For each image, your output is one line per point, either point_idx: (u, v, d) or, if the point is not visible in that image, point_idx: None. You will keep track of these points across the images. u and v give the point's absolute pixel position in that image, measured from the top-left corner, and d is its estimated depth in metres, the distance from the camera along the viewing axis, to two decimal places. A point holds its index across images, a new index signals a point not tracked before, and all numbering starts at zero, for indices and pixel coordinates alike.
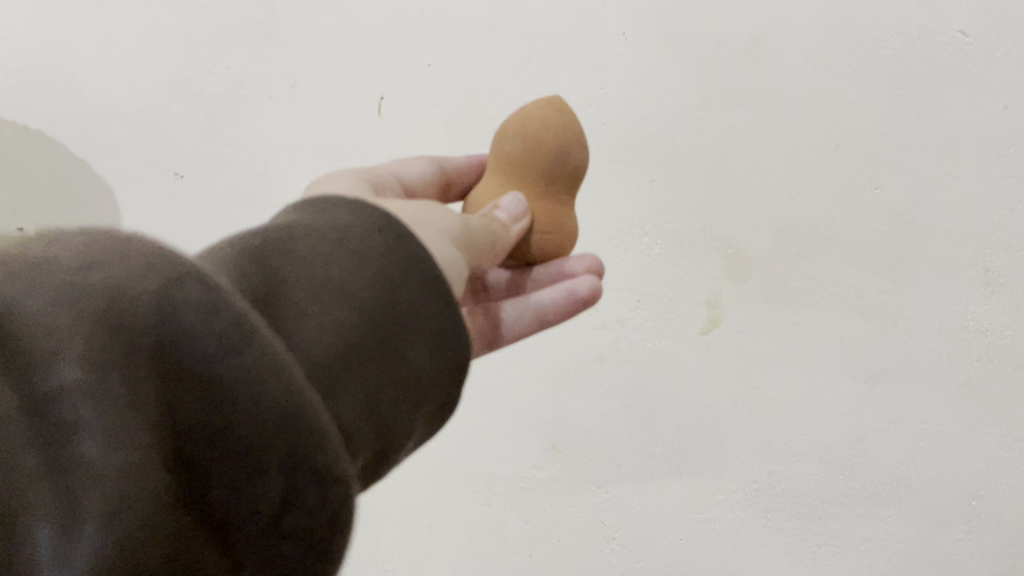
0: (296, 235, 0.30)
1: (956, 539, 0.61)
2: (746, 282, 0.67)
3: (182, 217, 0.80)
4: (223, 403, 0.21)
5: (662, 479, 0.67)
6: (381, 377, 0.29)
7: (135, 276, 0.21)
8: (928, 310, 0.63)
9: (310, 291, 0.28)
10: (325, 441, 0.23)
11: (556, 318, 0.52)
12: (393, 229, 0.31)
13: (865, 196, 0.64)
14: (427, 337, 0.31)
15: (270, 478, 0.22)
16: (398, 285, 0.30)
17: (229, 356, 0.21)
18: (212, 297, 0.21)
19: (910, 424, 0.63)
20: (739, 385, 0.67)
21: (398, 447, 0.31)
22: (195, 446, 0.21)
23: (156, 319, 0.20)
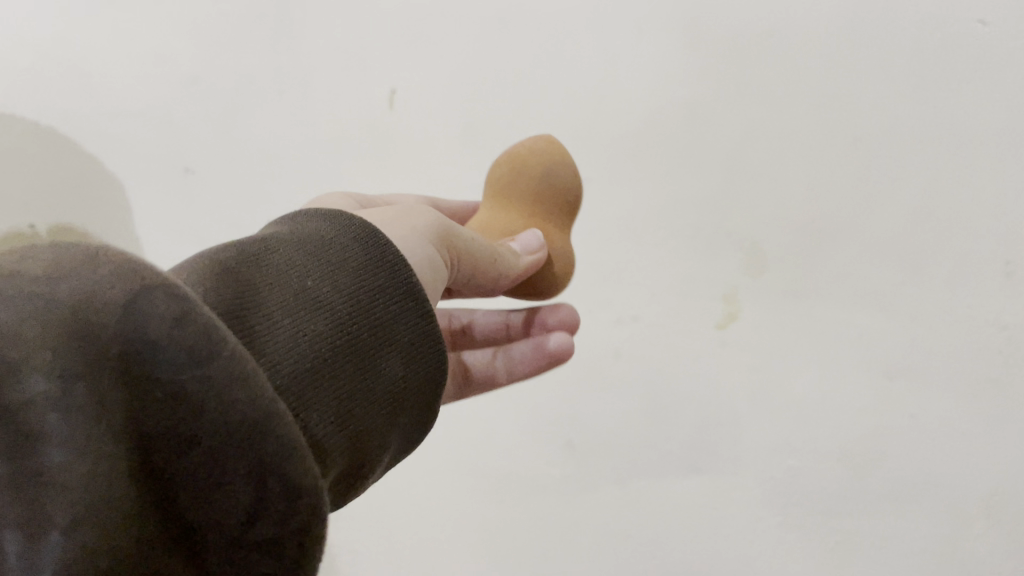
0: (276, 246, 0.32)
1: (979, 537, 0.60)
2: (762, 275, 0.67)
3: (199, 213, 0.80)
4: (189, 411, 0.22)
5: (677, 476, 0.67)
6: (358, 385, 0.30)
7: (101, 285, 0.22)
8: (948, 304, 0.61)
9: (285, 298, 0.30)
10: (298, 450, 0.23)
11: (527, 370, 0.58)
12: (370, 240, 0.34)
13: (884, 188, 0.63)
14: (401, 349, 0.33)
15: (237, 487, 0.22)
16: (373, 300, 0.32)
17: (198, 365, 0.22)
18: (180, 306, 0.22)
19: (930, 419, 0.61)
20: (757, 380, 0.66)
21: (376, 460, 0.31)
22: (162, 454, 0.22)
23: (123, 327, 0.22)
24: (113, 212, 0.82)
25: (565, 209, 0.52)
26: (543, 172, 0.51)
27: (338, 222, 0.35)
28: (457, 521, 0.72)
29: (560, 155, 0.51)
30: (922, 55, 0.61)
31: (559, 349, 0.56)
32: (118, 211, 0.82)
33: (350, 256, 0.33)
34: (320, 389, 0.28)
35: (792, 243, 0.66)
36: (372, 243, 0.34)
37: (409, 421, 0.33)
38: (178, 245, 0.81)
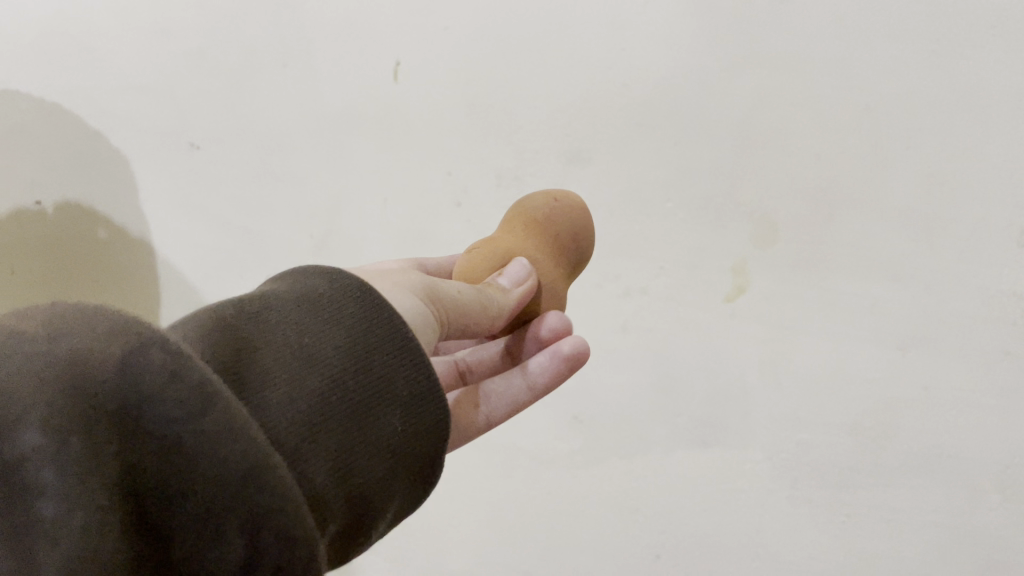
0: (273, 303, 0.34)
1: (990, 509, 0.60)
2: (774, 247, 0.64)
3: (206, 188, 0.81)
4: (182, 464, 0.24)
5: (686, 448, 0.68)
6: (353, 437, 0.31)
7: (98, 344, 0.24)
8: (968, 272, 0.59)
9: (277, 354, 0.31)
10: (288, 504, 0.25)
11: (547, 383, 0.51)
12: (365, 297, 0.35)
13: (897, 156, 0.60)
14: (401, 403, 0.33)
15: (232, 541, 0.24)
16: (370, 354, 0.33)
17: (189, 418, 0.24)
18: (174, 364, 0.24)
19: (942, 391, 0.61)
20: (766, 354, 0.66)
21: (376, 513, 0.32)
22: (159, 506, 0.24)
23: (120, 383, 0.24)
24: (118, 184, 0.84)
25: (534, 228, 0.51)
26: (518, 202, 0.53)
27: (337, 279, 0.36)
28: (467, 496, 0.76)
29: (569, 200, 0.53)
30: (937, 20, 0.57)
31: (573, 349, 0.50)
32: (122, 185, 0.84)
33: (349, 313, 0.34)
34: (315, 440, 0.30)
35: (805, 213, 0.63)
36: (371, 299, 0.35)
37: (412, 478, 0.34)
38: (188, 223, 0.82)
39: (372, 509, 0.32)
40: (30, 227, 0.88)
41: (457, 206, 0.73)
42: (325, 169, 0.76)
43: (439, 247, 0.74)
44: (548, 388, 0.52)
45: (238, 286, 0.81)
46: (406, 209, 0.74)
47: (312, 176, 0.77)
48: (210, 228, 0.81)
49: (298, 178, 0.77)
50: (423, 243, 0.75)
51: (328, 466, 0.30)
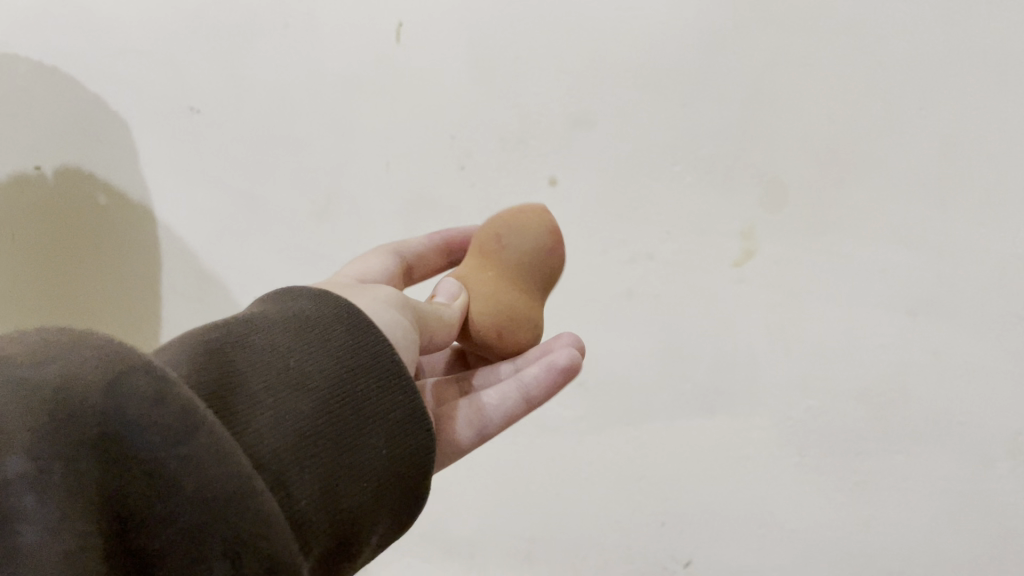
0: (261, 327, 0.36)
1: (999, 477, 0.60)
2: (783, 211, 0.63)
3: (206, 154, 0.80)
4: (166, 488, 0.26)
5: (694, 414, 0.68)
6: (341, 460, 0.33)
7: (85, 370, 0.28)
8: (981, 235, 0.58)
9: (266, 377, 0.34)
10: (268, 528, 0.27)
11: (542, 396, 0.51)
12: (354, 321, 0.38)
13: (909, 117, 0.58)
14: (386, 425, 0.36)
15: (214, 562, 0.26)
16: (356, 377, 0.36)
17: (172, 443, 0.27)
18: (156, 391, 0.27)
19: (954, 357, 0.60)
20: (775, 320, 0.65)
21: (363, 533, 0.34)
22: (144, 529, 0.26)
23: (103, 410, 0.27)
24: (119, 152, 0.83)
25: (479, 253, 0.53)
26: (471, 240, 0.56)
27: (327, 302, 0.39)
28: (473, 463, 0.77)
29: (504, 211, 0.54)
30: None
31: (568, 360, 0.49)
32: (124, 151, 0.82)
33: (336, 338, 0.37)
34: (306, 458, 0.32)
35: (816, 175, 0.61)
36: (357, 322, 0.38)
37: (399, 496, 0.36)
38: (190, 188, 0.81)
39: (358, 527, 0.33)
40: (25, 194, 0.86)
41: (460, 170, 0.71)
42: (327, 135, 0.75)
43: (442, 213, 0.73)
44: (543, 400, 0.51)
45: (240, 253, 0.81)
46: (407, 175, 0.73)
47: (312, 141, 0.76)
48: (210, 194, 0.80)
49: (299, 142, 0.76)
50: (424, 208, 0.73)
51: (318, 484, 0.32)
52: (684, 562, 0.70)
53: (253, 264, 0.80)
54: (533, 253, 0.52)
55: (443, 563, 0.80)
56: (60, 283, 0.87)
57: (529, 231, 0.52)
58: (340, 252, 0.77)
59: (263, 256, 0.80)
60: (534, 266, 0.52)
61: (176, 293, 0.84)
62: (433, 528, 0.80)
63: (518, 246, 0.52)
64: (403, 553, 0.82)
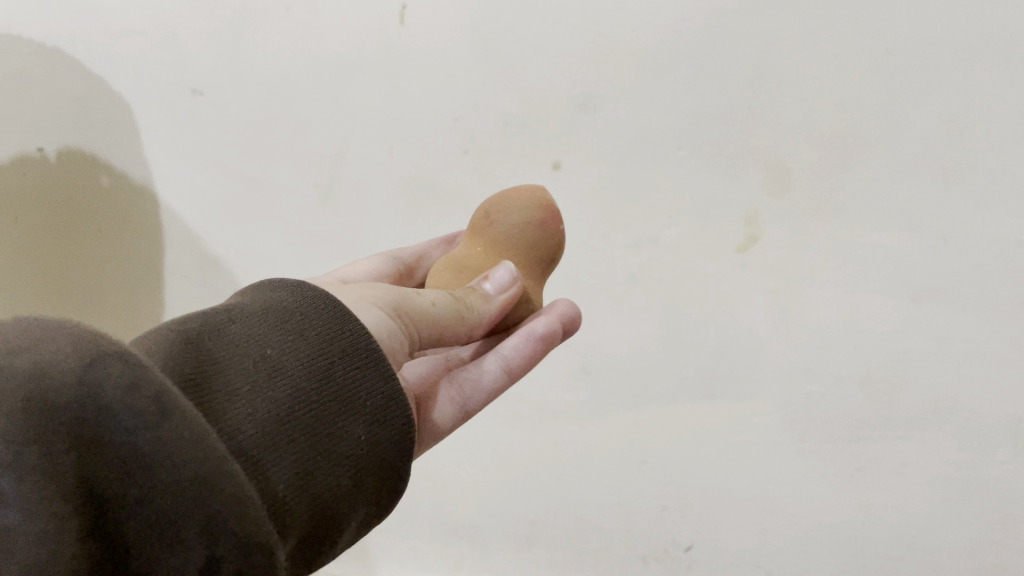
0: (238, 317, 0.36)
1: (1002, 463, 0.61)
2: (787, 195, 0.62)
3: (209, 135, 0.79)
4: (140, 471, 0.26)
5: (695, 399, 0.68)
6: (318, 447, 0.33)
7: (59, 356, 0.27)
8: (983, 222, 0.58)
9: (243, 366, 0.33)
10: (249, 510, 0.27)
11: (521, 364, 0.51)
12: (332, 308, 0.38)
13: (916, 104, 0.57)
14: (363, 414, 0.36)
15: (191, 546, 0.26)
16: (336, 365, 0.36)
17: (148, 427, 0.26)
18: (130, 376, 0.27)
19: (955, 343, 0.60)
20: (778, 305, 0.64)
21: (341, 519, 0.34)
22: (118, 513, 0.26)
23: (77, 394, 0.26)
24: (123, 134, 0.82)
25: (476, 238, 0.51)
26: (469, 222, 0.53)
27: (303, 291, 0.39)
28: (473, 445, 0.77)
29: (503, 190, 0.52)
30: None
31: (546, 329, 0.50)
32: (129, 134, 0.82)
33: (314, 326, 0.37)
34: (281, 447, 0.32)
35: (821, 160, 0.61)
36: (334, 309, 0.38)
37: (376, 483, 0.36)
38: (192, 169, 0.81)
39: (335, 515, 0.34)
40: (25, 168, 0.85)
41: (462, 152, 0.70)
42: (329, 116, 0.74)
43: (445, 195, 0.73)
44: (523, 370, 0.51)
45: (243, 234, 0.81)
46: (410, 158, 0.73)
47: (313, 124, 0.75)
48: (213, 176, 0.80)
49: (301, 125, 0.75)
50: (427, 190, 0.73)
51: (293, 473, 0.32)
52: (685, 546, 0.71)
53: (256, 246, 0.81)
54: (525, 229, 0.49)
55: (444, 545, 0.80)
56: (60, 264, 0.87)
57: (519, 208, 0.50)
58: (345, 234, 0.77)
59: (266, 238, 0.80)
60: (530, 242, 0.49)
61: (181, 274, 0.85)
62: (434, 510, 0.80)
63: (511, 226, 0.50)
64: (404, 535, 0.82)
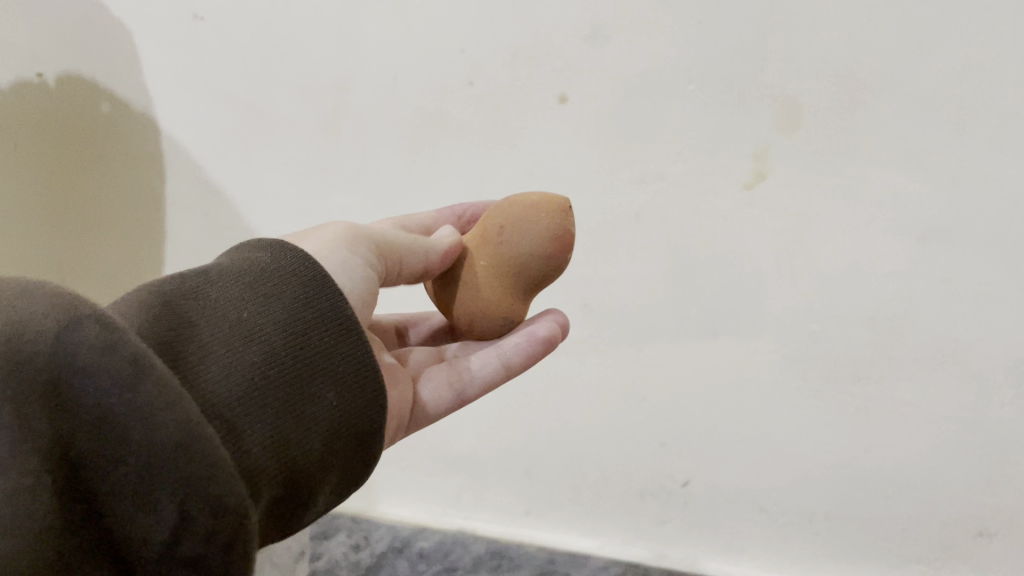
0: (216, 283, 0.39)
1: (1002, 405, 0.62)
2: (796, 132, 0.61)
3: (210, 62, 0.78)
4: (113, 431, 0.29)
5: (697, 336, 0.68)
6: (288, 413, 0.36)
7: (45, 323, 0.30)
8: (996, 162, 0.57)
9: (220, 331, 0.37)
10: (216, 470, 0.30)
11: (520, 364, 0.54)
12: (310, 273, 0.41)
13: (928, 41, 0.56)
14: (333, 382, 0.39)
15: (162, 500, 0.29)
16: (310, 333, 0.39)
17: (122, 390, 0.30)
18: (108, 341, 0.30)
19: (962, 285, 0.60)
20: (784, 245, 0.64)
21: (312, 483, 0.37)
22: (98, 468, 0.29)
23: (58, 358, 0.30)
24: (124, 59, 0.80)
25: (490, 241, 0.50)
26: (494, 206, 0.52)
27: (285, 255, 0.41)
28: None
29: (524, 199, 0.50)
30: None
31: (548, 332, 0.53)
32: (129, 58, 0.80)
33: (291, 294, 0.40)
34: (255, 410, 0.35)
35: (832, 98, 0.59)
36: (316, 276, 0.41)
37: (347, 448, 0.39)
38: (195, 97, 0.79)
39: (309, 477, 0.37)
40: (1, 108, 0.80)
41: (468, 85, 0.69)
42: (332, 45, 0.72)
43: (449, 127, 0.71)
44: (522, 368, 0.54)
45: (245, 163, 0.80)
46: (412, 88, 0.71)
47: (316, 53, 0.73)
48: (215, 104, 0.79)
49: (303, 53, 0.74)
50: (431, 122, 0.71)
51: (268, 436, 0.35)
52: (682, 482, 0.72)
53: (257, 178, 0.80)
54: (532, 259, 0.48)
55: (443, 478, 0.81)
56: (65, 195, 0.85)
57: (534, 234, 0.48)
58: (346, 167, 0.76)
59: (268, 167, 0.79)
60: (534, 272, 0.49)
61: (179, 202, 0.83)
62: (434, 443, 0.81)
63: (520, 250, 0.48)
64: (404, 468, 0.82)
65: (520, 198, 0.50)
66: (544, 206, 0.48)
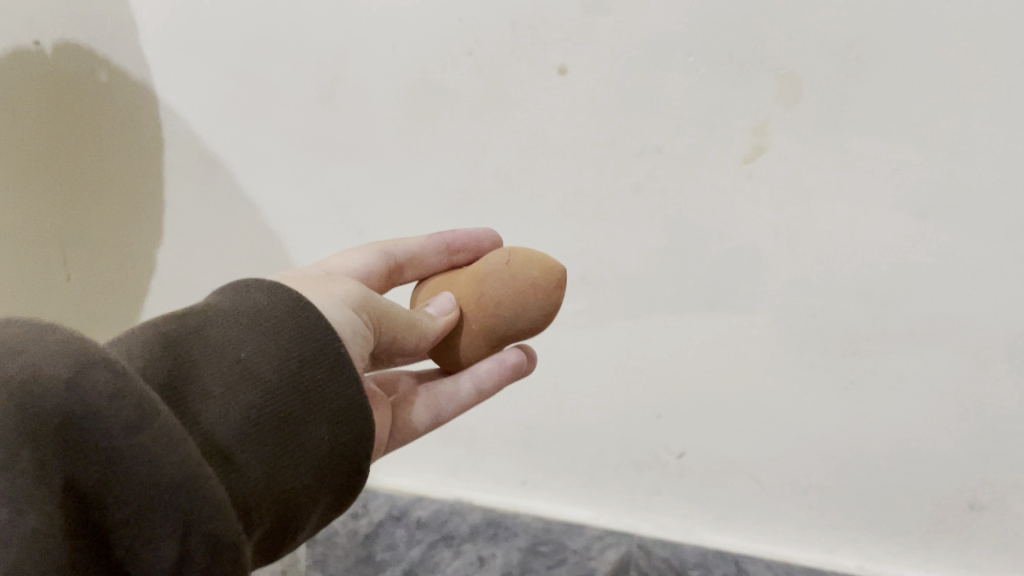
0: (212, 318, 0.39)
1: (996, 379, 0.63)
2: (797, 105, 0.60)
3: (203, 30, 0.76)
4: (120, 471, 0.30)
5: (695, 308, 0.68)
6: (282, 449, 0.37)
7: (53, 363, 0.31)
8: (997, 137, 0.57)
9: (219, 366, 0.36)
10: (218, 509, 0.32)
11: (491, 387, 0.55)
12: (303, 311, 0.40)
13: (935, 13, 0.55)
14: (326, 419, 0.39)
15: (165, 538, 0.31)
16: (305, 370, 0.38)
17: (129, 433, 0.30)
18: (116, 384, 0.31)
19: (960, 260, 0.60)
20: (782, 218, 0.64)
21: (300, 516, 0.38)
22: (102, 505, 0.30)
23: (67, 401, 0.30)
24: (117, 26, 0.78)
25: (481, 304, 0.51)
26: (484, 260, 0.53)
27: (278, 291, 0.41)
28: None
29: (523, 270, 0.50)
30: None
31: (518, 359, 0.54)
32: (122, 25, 0.78)
33: (287, 329, 0.39)
34: (251, 447, 0.35)
35: (836, 70, 0.59)
36: (312, 310, 0.40)
37: (336, 481, 0.39)
38: (189, 66, 0.78)
39: (298, 509, 0.37)
40: (1, 76, 0.79)
41: (468, 55, 0.68)
42: (328, 15, 0.71)
43: (448, 99, 0.70)
44: (493, 390, 0.55)
45: (243, 134, 0.79)
46: (410, 59, 0.70)
47: (312, 23, 0.72)
48: (210, 73, 0.78)
49: (298, 23, 0.72)
50: (430, 94, 0.71)
51: (263, 470, 0.36)
52: (677, 454, 0.74)
53: (256, 149, 0.79)
54: (525, 330, 0.51)
55: (442, 447, 0.82)
56: (66, 163, 0.85)
57: (530, 311, 0.50)
58: (344, 137, 0.75)
59: (266, 138, 0.78)
60: (522, 334, 0.52)
61: (179, 173, 0.83)
62: None
63: (515, 323, 0.50)
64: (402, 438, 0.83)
65: (516, 263, 0.51)
66: (544, 284, 0.50)
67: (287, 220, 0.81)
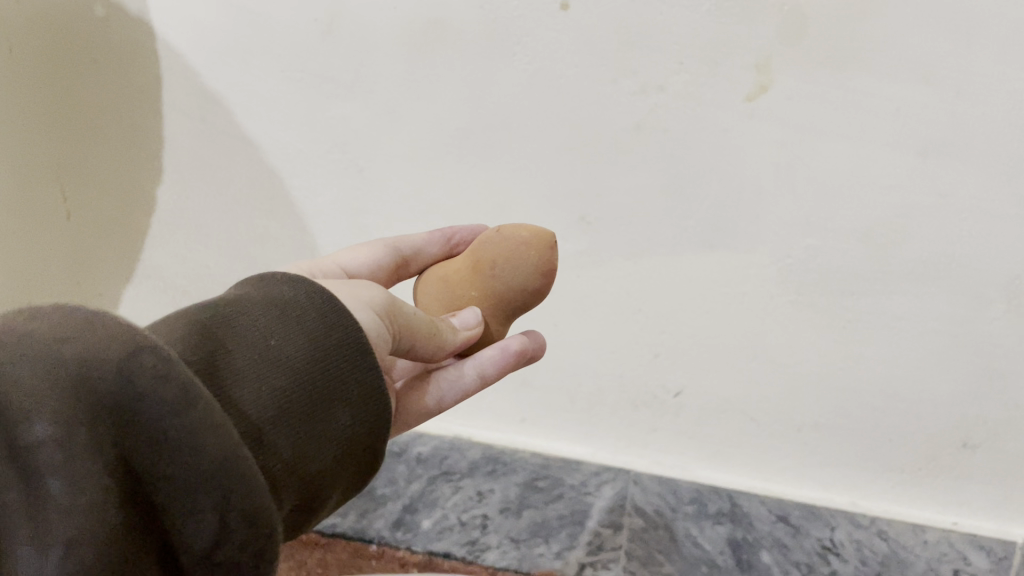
0: (241, 306, 0.38)
1: (992, 318, 0.63)
2: (803, 41, 0.59)
3: None
4: (165, 452, 0.29)
5: (694, 248, 0.69)
6: (306, 433, 0.37)
7: (102, 345, 0.30)
8: (1002, 77, 0.56)
9: (248, 353, 0.36)
10: (254, 490, 0.31)
11: (495, 373, 0.53)
12: (328, 302, 0.40)
13: None
14: (348, 406, 0.38)
15: (205, 518, 0.30)
16: (330, 358, 0.38)
17: (175, 415, 0.30)
18: (161, 367, 0.30)
19: (961, 200, 0.61)
20: (783, 157, 0.63)
21: (320, 498, 0.38)
22: (146, 485, 0.30)
23: (117, 383, 0.29)
24: None
25: (479, 275, 0.51)
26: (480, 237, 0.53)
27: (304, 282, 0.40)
28: None
29: (516, 234, 0.51)
30: None
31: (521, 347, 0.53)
32: None
33: (313, 319, 0.39)
34: (276, 433, 0.35)
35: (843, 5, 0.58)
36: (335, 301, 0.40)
37: (354, 467, 0.39)
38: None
39: (319, 492, 0.37)
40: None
41: None
42: None
43: (449, 37, 0.69)
44: (496, 377, 0.53)
45: (241, 70, 0.77)
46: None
47: None
48: (208, 6, 0.75)
49: None
50: (431, 31, 0.69)
51: (288, 455, 0.36)
52: (674, 393, 0.74)
53: (254, 85, 0.78)
54: (523, 293, 0.50)
55: None
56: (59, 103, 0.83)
57: (525, 269, 0.50)
58: (343, 74, 0.74)
59: (263, 74, 0.77)
60: (521, 298, 0.51)
61: (177, 111, 0.82)
62: None
63: (512, 284, 0.50)
64: None
65: (508, 230, 0.51)
66: (537, 243, 0.50)
67: (285, 160, 0.80)
